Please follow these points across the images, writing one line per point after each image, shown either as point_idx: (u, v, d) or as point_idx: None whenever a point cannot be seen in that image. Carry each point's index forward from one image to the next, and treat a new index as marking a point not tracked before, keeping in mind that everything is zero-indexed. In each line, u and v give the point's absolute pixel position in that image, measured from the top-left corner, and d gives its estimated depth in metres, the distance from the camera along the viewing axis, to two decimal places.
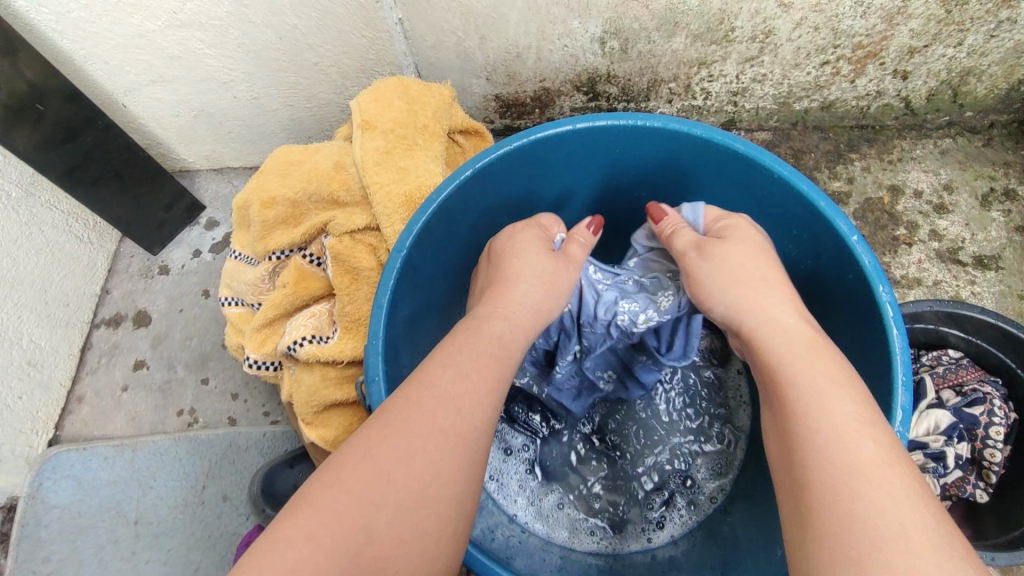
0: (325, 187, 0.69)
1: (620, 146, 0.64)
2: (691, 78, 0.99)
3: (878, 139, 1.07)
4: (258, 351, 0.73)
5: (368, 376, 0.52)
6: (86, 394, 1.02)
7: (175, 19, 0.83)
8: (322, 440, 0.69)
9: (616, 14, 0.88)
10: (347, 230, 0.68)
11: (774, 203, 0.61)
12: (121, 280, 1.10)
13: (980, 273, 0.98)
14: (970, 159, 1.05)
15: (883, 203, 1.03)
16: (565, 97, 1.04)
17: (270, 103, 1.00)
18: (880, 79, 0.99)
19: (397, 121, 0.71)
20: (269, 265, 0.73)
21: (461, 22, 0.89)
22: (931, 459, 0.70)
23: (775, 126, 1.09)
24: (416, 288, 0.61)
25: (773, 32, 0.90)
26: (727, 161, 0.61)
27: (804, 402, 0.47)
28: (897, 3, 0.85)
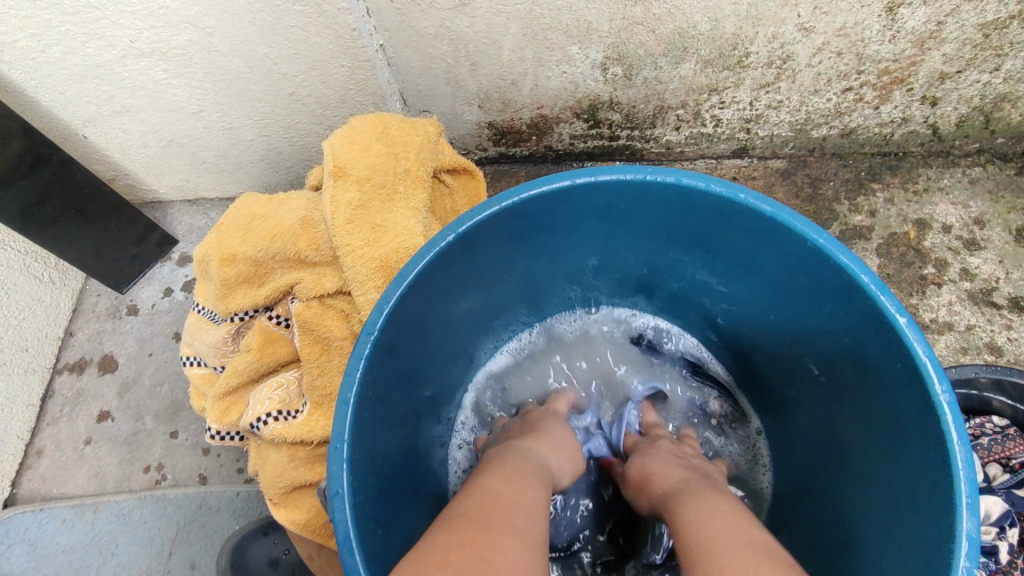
0: (290, 245, 0.61)
1: (626, 203, 0.56)
2: (700, 105, 0.91)
3: (902, 167, 0.99)
4: (220, 421, 0.65)
5: (332, 489, 0.44)
6: (46, 447, 0.94)
7: (133, 47, 0.75)
8: (292, 525, 0.62)
9: (619, 39, 0.80)
10: (316, 295, 0.60)
11: (803, 269, 0.53)
12: (86, 320, 1.02)
13: (1016, 316, 0.90)
14: (1002, 190, 0.97)
15: (908, 238, 0.95)
16: (564, 124, 0.96)
17: (243, 133, 0.92)
18: (906, 106, 0.91)
19: (375, 167, 0.64)
20: (231, 327, 0.65)
21: (450, 47, 0.81)
22: (981, 551, 0.62)
23: (790, 154, 1.01)
24: (393, 366, 0.53)
25: (792, 57, 0.82)
26: (751, 222, 0.53)
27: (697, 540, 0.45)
28: (929, 26, 0.77)
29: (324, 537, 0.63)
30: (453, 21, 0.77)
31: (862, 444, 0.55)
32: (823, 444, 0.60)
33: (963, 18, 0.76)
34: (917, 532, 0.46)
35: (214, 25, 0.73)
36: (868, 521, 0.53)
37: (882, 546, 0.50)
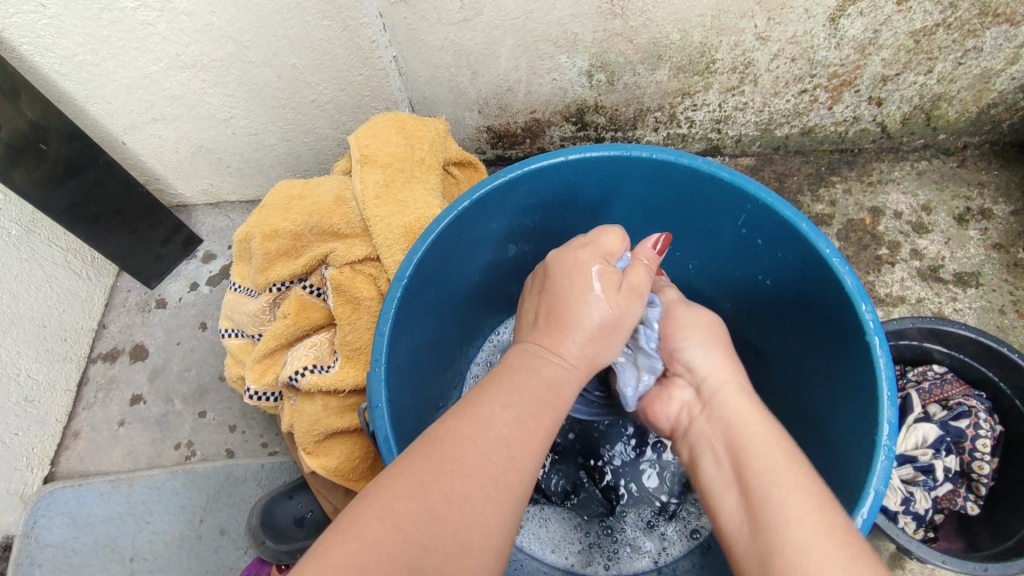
0: (325, 220, 0.71)
1: (611, 176, 0.67)
2: (675, 108, 1.03)
3: (858, 162, 1.12)
4: (259, 381, 0.74)
5: (373, 402, 0.53)
6: (82, 429, 1.02)
7: (177, 60, 0.85)
8: (323, 468, 0.70)
9: (602, 49, 0.92)
10: (348, 261, 0.69)
11: (757, 227, 0.64)
12: (118, 313, 1.11)
13: (961, 289, 1.01)
14: (946, 180, 1.09)
15: (865, 224, 1.07)
16: (555, 127, 1.08)
17: (267, 138, 1.02)
18: (856, 105, 1.03)
19: (396, 155, 0.74)
20: (270, 296, 0.74)
21: (454, 58, 0.93)
22: (920, 472, 0.72)
23: (758, 152, 1.12)
24: (417, 313, 0.62)
25: (753, 63, 0.94)
26: (714, 189, 0.64)
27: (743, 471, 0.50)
28: (868, 34, 0.89)
29: (350, 481, 0.72)
30: (457, 34, 0.88)
31: (811, 374, 0.65)
32: (788, 383, 0.70)
33: (896, 26, 0.88)
34: (857, 432, 0.56)
35: (250, 40, 0.83)
36: (824, 439, 0.62)
37: (834, 454, 0.59)
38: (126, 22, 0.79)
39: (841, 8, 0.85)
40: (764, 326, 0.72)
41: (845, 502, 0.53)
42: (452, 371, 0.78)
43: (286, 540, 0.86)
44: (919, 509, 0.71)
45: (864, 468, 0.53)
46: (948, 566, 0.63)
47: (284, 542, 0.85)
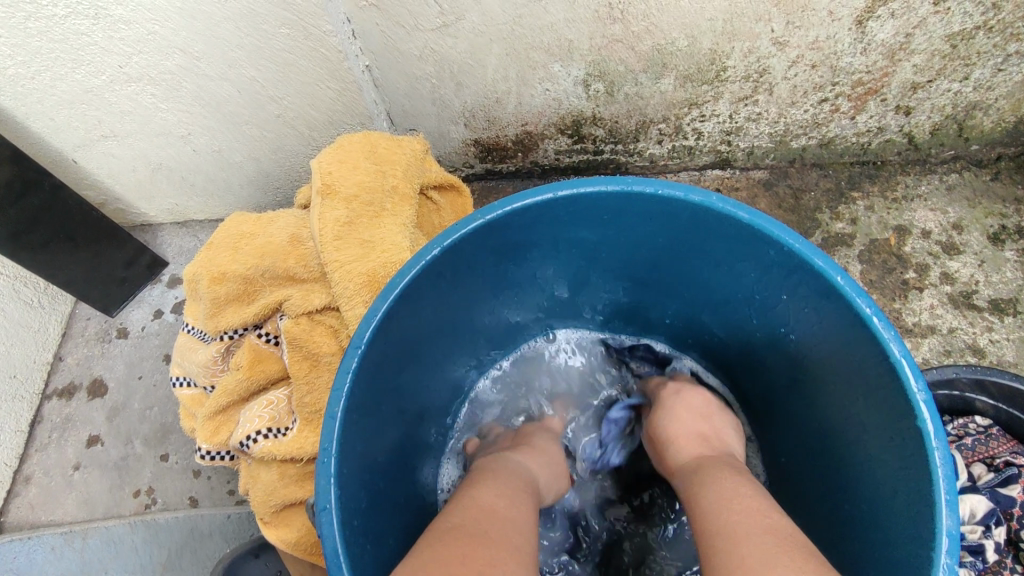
0: (279, 263, 0.62)
1: (610, 214, 0.58)
2: (682, 119, 0.93)
3: (881, 175, 1.02)
4: (210, 440, 0.65)
5: (320, 501, 0.45)
6: (34, 474, 0.93)
7: (122, 73, 0.76)
8: (281, 541, 0.62)
9: (599, 56, 0.82)
10: (304, 311, 0.61)
11: (780, 274, 0.55)
12: (76, 344, 1.02)
13: (998, 318, 0.91)
14: (979, 196, 1.00)
15: (889, 244, 0.97)
16: (549, 140, 0.98)
17: (232, 155, 0.93)
18: (881, 115, 0.93)
19: (364, 185, 0.65)
20: (221, 344, 0.65)
21: (434, 67, 0.83)
22: (968, 552, 0.62)
23: (772, 165, 1.03)
24: (382, 377, 0.53)
25: (768, 71, 0.84)
26: (730, 231, 0.55)
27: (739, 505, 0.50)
28: (899, 38, 0.80)
29: (313, 554, 0.63)
30: (436, 42, 0.79)
31: (841, 445, 0.56)
32: (814, 448, 0.61)
33: (931, 30, 0.78)
34: (903, 530, 0.46)
35: (201, 50, 0.74)
36: (860, 525, 0.52)
37: (873, 548, 0.50)
38: (59, 31, 0.70)
39: (870, 9, 0.75)
40: (785, 381, 0.63)
41: None
42: (430, 426, 0.69)
43: None
44: None
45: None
46: None
47: None
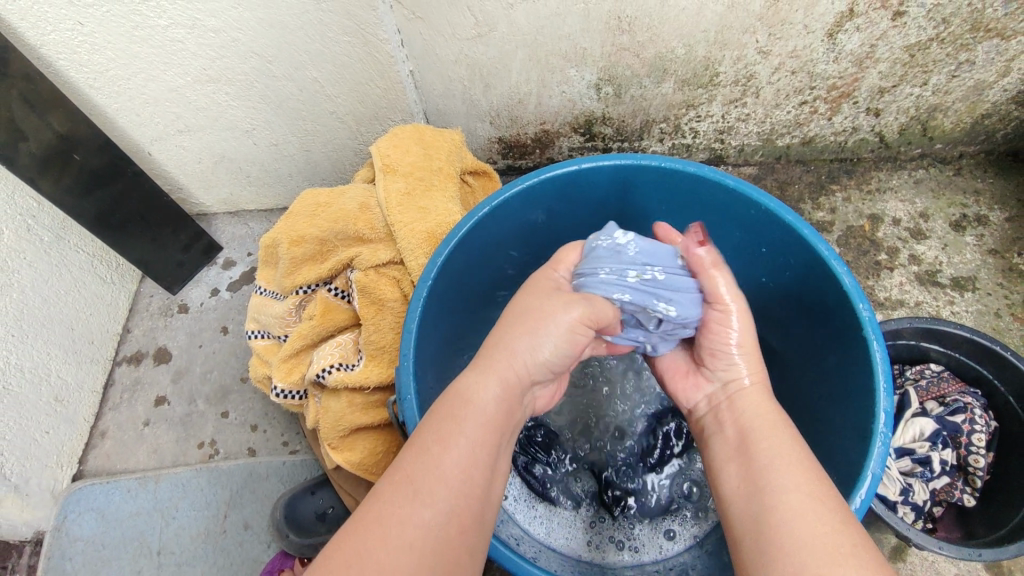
0: (350, 226, 0.75)
1: (622, 184, 0.71)
2: (680, 119, 1.07)
3: (856, 170, 1.16)
4: (286, 380, 0.78)
5: (402, 394, 0.57)
6: (108, 429, 1.05)
7: (204, 74, 0.90)
8: (347, 463, 0.73)
9: (609, 63, 0.96)
10: (373, 264, 0.73)
11: (760, 231, 0.68)
12: (142, 317, 1.15)
13: (958, 293, 1.04)
14: (942, 188, 1.13)
15: (864, 230, 1.10)
16: (564, 138, 1.12)
17: (288, 148, 1.07)
18: (854, 116, 1.07)
19: (416, 165, 0.78)
20: (296, 299, 0.78)
21: (468, 71, 0.97)
22: (918, 464, 0.75)
23: (760, 161, 1.17)
24: (440, 311, 0.66)
25: (754, 76, 0.98)
26: (719, 196, 0.68)
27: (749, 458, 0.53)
28: (865, 48, 0.93)
29: (373, 476, 0.75)
30: (471, 49, 0.93)
31: (810, 369, 0.69)
32: (793, 379, 0.73)
33: (891, 41, 0.92)
34: (855, 421, 0.59)
35: (275, 55, 0.88)
36: (821, 427, 0.66)
37: (832, 443, 0.63)
38: (158, 38, 0.83)
39: (838, 23, 0.89)
40: (765, 325, 0.76)
41: (843, 484, 0.58)
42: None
43: (309, 534, 0.89)
44: (917, 500, 0.74)
45: (861, 453, 0.57)
46: (943, 552, 0.67)
47: (307, 536, 0.89)
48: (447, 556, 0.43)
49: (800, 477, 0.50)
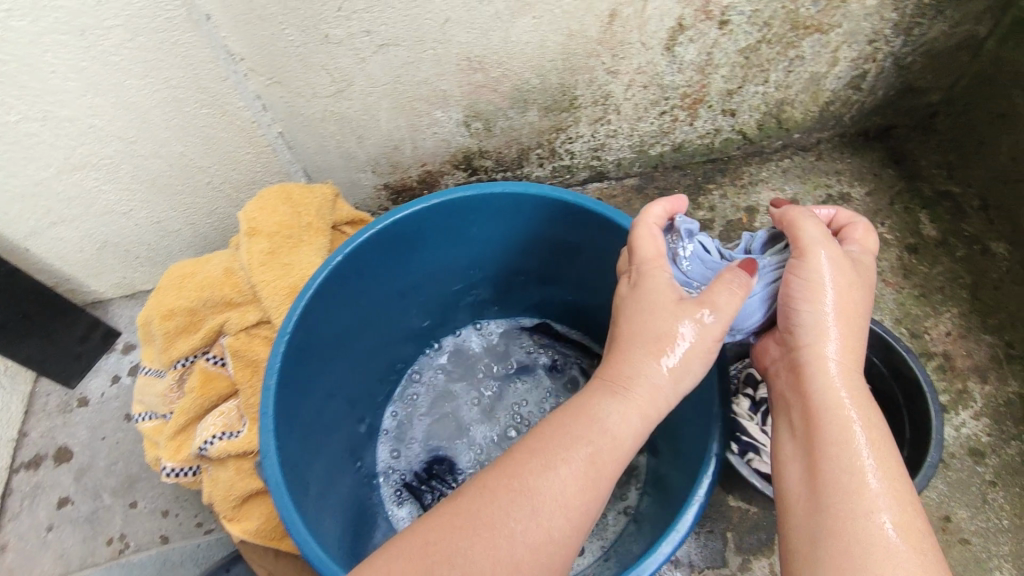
0: (217, 292, 0.75)
1: (475, 215, 0.75)
2: (553, 143, 1.12)
3: (729, 168, 1.23)
4: (175, 458, 0.76)
5: (264, 451, 0.61)
6: (10, 541, 1.00)
7: (67, 163, 0.89)
8: (245, 532, 0.72)
9: (471, 100, 1.00)
10: (242, 327, 0.75)
11: (608, 240, 0.74)
12: (39, 418, 1.10)
13: None
14: (807, 173, 1.21)
15: (743, 222, 1.17)
16: (447, 176, 1.15)
17: (171, 224, 1.06)
18: (712, 119, 1.14)
19: (282, 223, 0.79)
20: (176, 373, 0.77)
21: (337, 126, 1.00)
22: None
23: (640, 171, 1.22)
24: (306, 364, 0.69)
25: (610, 95, 1.04)
26: (565, 213, 0.73)
27: (841, 427, 0.62)
28: (703, 57, 1.00)
29: (275, 540, 0.74)
30: (335, 105, 0.95)
31: None
32: None
33: (724, 48, 0.99)
34: None
35: (136, 135, 0.88)
36: None
37: None
38: (12, 134, 0.81)
39: (672, 38, 0.96)
40: None
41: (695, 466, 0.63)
42: (361, 408, 0.85)
43: None
44: None
45: None
46: None
47: None
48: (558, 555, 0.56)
49: (844, 485, 0.58)
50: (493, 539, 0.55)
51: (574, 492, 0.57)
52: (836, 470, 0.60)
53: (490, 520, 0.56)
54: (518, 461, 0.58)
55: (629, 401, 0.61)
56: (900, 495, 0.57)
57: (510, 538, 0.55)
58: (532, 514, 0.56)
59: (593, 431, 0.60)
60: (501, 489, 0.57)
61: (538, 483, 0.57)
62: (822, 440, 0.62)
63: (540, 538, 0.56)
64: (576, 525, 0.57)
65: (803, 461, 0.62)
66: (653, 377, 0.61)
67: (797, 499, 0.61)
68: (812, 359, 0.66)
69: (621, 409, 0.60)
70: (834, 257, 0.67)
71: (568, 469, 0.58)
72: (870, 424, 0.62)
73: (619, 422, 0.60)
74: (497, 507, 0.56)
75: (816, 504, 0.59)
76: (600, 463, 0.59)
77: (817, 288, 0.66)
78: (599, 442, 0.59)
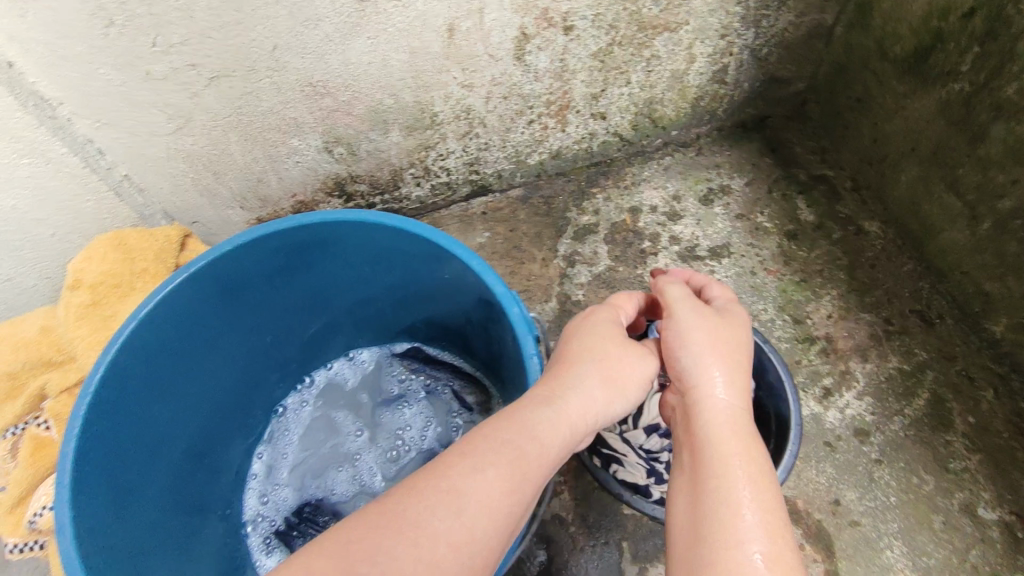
0: (34, 353, 0.75)
1: (301, 245, 0.76)
2: (425, 162, 1.10)
3: (611, 170, 1.22)
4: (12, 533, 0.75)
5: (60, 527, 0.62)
6: None
7: None
8: None
9: (327, 126, 0.98)
10: (63, 388, 0.76)
11: (437, 260, 0.76)
12: None
13: (716, 262, 1.10)
14: (688, 169, 1.21)
15: (626, 224, 1.16)
16: (323, 204, 1.12)
17: (24, 280, 0.98)
18: (584, 124, 1.14)
19: (109, 272, 0.77)
20: (5, 443, 0.75)
21: (188, 164, 0.96)
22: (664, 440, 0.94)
23: (523, 181, 1.21)
24: (119, 418, 0.69)
25: (471, 108, 1.03)
26: (389, 235, 0.75)
27: (723, 460, 0.58)
28: (557, 63, 1.00)
29: None
30: (178, 142, 0.92)
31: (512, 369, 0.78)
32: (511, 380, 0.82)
33: (576, 53, 0.99)
34: None
35: None
36: None
37: None
38: None
39: (519, 47, 0.96)
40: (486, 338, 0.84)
41: None
42: (216, 450, 0.85)
43: None
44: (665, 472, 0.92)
45: None
46: None
47: None
48: (473, 563, 0.51)
49: (721, 519, 0.54)
50: (412, 536, 0.49)
51: (488, 497, 0.53)
52: (712, 510, 0.55)
53: (411, 517, 0.51)
54: (443, 460, 0.55)
55: (561, 415, 0.60)
56: (773, 529, 0.54)
57: (425, 549, 0.49)
58: (460, 511, 0.52)
59: (522, 436, 0.57)
60: (431, 480, 0.53)
61: (463, 486, 0.53)
62: (703, 476, 0.58)
63: (461, 544, 0.51)
64: (481, 533, 0.52)
65: (688, 495, 0.58)
66: (573, 397, 0.62)
67: (681, 533, 0.56)
68: (705, 407, 0.63)
69: (532, 416, 0.59)
70: (697, 313, 0.69)
71: (488, 471, 0.54)
72: (744, 456, 0.59)
73: (547, 430, 0.59)
74: (402, 518, 0.50)
75: (695, 539, 0.55)
76: (522, 465, 0.56)
77: (685, 339, 0.67)
78: (512, 452, 0.56)
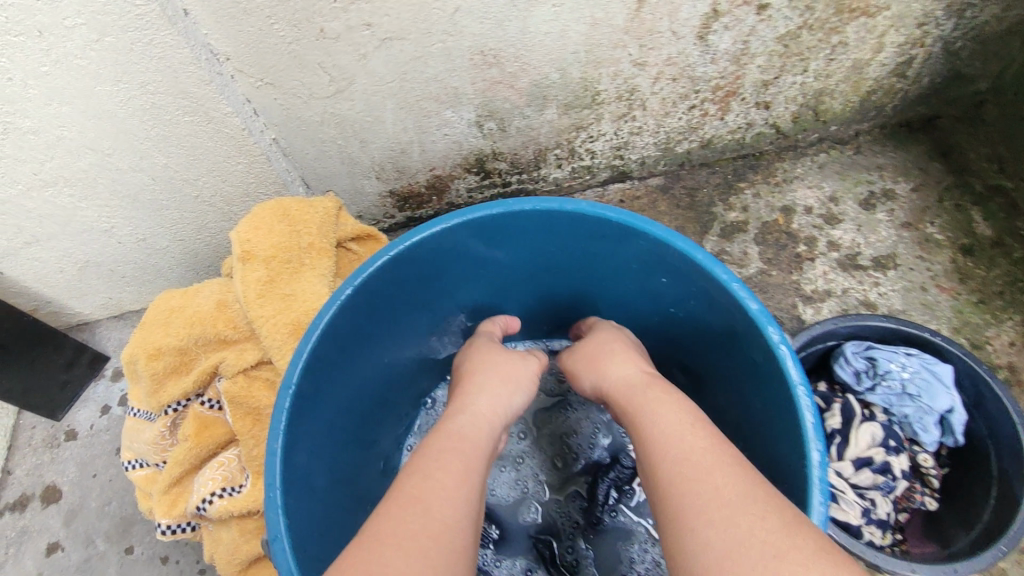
0: (209, 329, 0.72)
1: (505, 232, 0.71)
2: (573, 142, 1.03)
3: (760, 164, 1.13)
4: (168, 514, 0.71)
5: (272, 530, 0.55)
6: None
7: (37, 179, 0.79)
8: None
9: (485, 98, 0.91)
10: (240, 369, 0.71)
11: (660, 261, 0.70)
12: (24, 454, 1.01)
13: (882, 273, 1.02)
14: (847, 169, 1.12)
15: (778, 224, 1.07)
16: (458, 180, 1.06)
17: (157, 242, 0.97)
18: (745, 112, 1.05)
19: (278, 246, 0.73)
20: (167, 419, 0.73)
21: (337, 130, 0.90)
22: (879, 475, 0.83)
23: (664, 170, 1.13)
24: (313, 409, 0.64)
25: (636, 89, 0.95)
26: (605, 229, 0.69)
27: (683, 456, 0.56)
28: (738, 45, 0.91)
29: None
30: (333, 107, 0.86)
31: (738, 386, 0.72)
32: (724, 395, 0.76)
33: (762, 35, 0.90)
34: (785, 434, 0.63)
35: (111, 147, 0.78)
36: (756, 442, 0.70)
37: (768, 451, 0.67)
38: None
39: (706, 25, 0.87)
40: (687, 345, 0.79)
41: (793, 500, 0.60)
42: (373, 442, 0.81)
43: None
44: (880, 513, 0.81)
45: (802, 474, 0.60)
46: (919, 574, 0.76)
47: None
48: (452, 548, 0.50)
49: (710, 510, 0.51)
50: (421, 509, 0.52)
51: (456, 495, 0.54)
52: (701, 508, 0.51)
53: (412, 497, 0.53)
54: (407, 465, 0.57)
55: (480, 422, 0.65)
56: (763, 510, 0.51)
57: (429, 514, 0.51)
58: (425, 511, 0.51)
59: (447, 436, 0.61)
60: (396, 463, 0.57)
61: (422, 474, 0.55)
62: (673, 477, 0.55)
63: (439, 530, 0.50)
64: (467, 491, 0.55)
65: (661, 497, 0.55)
66: (497, 406, 0.69)
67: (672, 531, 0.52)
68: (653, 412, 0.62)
69: (448, 422, 0.64)
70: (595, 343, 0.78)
71: (433, 460, 0.57)
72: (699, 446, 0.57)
73: (465, 425, 0.63)
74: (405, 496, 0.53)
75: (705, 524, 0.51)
76: (470, 450, 0.60)
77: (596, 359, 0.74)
78: (461, 442, 0.61)
